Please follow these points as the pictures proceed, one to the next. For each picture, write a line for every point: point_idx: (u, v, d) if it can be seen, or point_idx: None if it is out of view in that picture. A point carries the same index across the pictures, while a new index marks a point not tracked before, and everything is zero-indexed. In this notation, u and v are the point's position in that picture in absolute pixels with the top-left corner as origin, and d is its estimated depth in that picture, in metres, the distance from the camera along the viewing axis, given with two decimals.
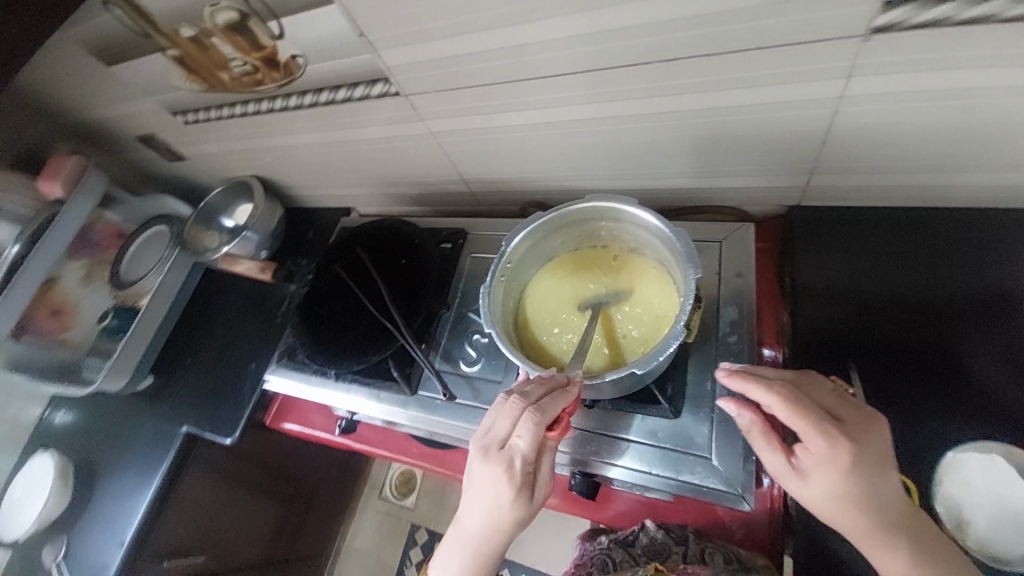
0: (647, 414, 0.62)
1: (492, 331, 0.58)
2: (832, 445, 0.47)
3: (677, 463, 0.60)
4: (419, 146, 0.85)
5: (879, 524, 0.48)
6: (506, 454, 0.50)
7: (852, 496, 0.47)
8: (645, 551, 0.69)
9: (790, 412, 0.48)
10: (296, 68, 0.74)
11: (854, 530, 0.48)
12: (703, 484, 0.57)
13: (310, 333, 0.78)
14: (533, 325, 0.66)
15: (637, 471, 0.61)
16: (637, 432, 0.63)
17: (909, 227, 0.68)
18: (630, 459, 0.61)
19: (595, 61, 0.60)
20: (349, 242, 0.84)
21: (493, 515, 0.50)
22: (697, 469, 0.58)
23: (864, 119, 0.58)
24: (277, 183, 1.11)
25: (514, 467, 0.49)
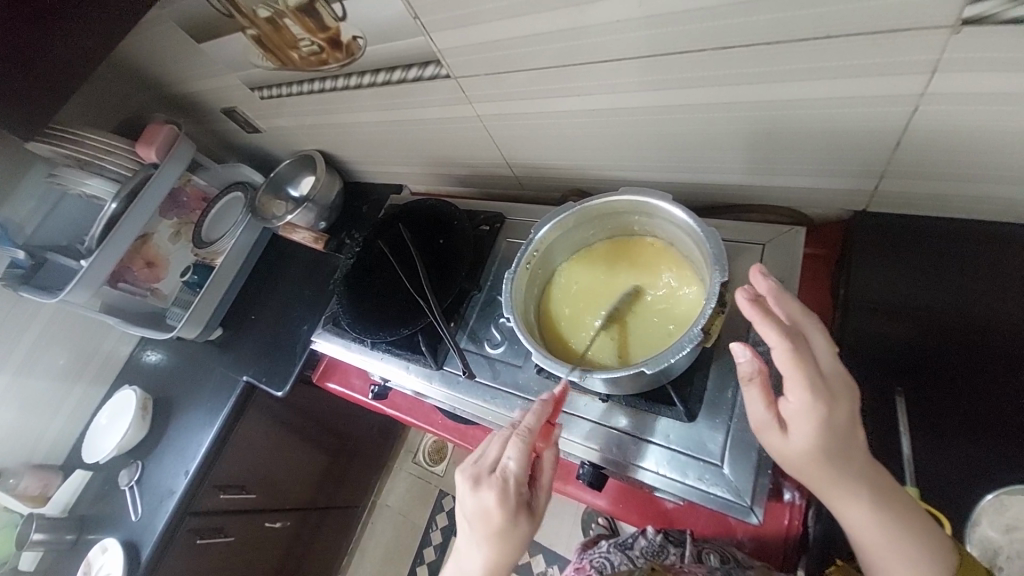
0: (660, 415, 0.61)
1: (512, 318, 0.61)
2: (816, 396, 0.44)
3: (686, 466, 0.59)
4: (466, 129, 0.87)
5: (857, 485, 0.45)
6: (500, 478, 0.53)
7: (830, 452, 0.44)
8: (642, 553, 0.72)
9: (787, 357, 0.44)
10: (357, 49, 0.78)
11: (829, 487, 0.45)
12: (710, 491, 0.57)
13: (351, 302, 0.83)
14: (557, 317, 0.66)
15: (645, 468, 0.61)
16: (648, 431, 0.62)
17: (988, 243, 0.61)
18: (641, 457, 0.61)
19: (644, 46, 0.58)
20: (394, 219, 0.89)
21: (495, 533, 0.52)
22: (705, 475, 0.58)
23: (946, 121, 0.51)
24: (338, 157, 1.18)
25: (507, 489, 0.52)
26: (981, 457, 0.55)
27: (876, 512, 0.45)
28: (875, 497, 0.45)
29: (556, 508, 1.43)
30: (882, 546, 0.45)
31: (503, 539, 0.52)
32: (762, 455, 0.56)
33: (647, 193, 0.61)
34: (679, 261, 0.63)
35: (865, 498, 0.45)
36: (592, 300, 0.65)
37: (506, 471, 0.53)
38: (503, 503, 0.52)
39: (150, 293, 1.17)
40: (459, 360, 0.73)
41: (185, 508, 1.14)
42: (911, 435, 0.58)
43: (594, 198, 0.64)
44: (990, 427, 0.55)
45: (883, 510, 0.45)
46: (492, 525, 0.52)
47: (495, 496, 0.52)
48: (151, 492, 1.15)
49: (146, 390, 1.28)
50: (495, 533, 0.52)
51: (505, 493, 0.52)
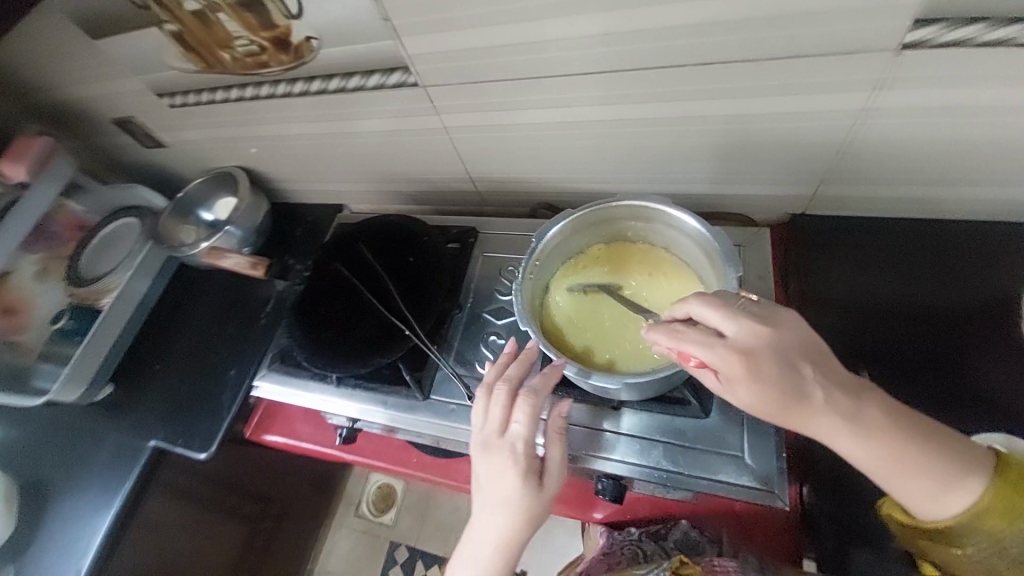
0: (677, 414, 0.61)
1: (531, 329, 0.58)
2: (726, 360, 0.45)
3: (709, 463, 0.59)
4: (429, 142, 0.83)
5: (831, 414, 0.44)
6: (509, 442, 0.54)
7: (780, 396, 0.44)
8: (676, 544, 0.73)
9: (673, 337, 0.47)
10: (307, 51, 0.71)
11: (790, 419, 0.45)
12: (737, 482, 0.57)
13: (309, 335, 0.72)
14: (560, 322, 0.64)
15: (669, 472, 0.59)
16: (665, 433, 0.62)
17: (915, 236, 0.71)
18: (662, 459, 0.60)
19: (628, 60, 0.61)
20: (353, 239, 0.80)
21: (508, 496, 0.53)
22: (730, 468, 0.58)
23: (881, 132, 0.60)
24: (266, 175, 1.05)
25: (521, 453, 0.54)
26: (944, 418, 0.61)
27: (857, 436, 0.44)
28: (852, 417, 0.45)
29: None
30: (885, 469, 0.44)
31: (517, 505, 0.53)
32: (776, 443, 0.58)
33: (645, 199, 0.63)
34: (675, 262, 0.65)
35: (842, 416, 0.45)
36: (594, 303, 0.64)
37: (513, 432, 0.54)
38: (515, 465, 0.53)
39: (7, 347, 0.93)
40: (459, 387, 0.67)
41: None
42: None
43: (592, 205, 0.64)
44: (941, 391, 0.63)
45: (870, 436, 0.44)
46: (507, 491, 0.53)
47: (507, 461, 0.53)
48: None
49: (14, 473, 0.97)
50: (509, 497, 0.53)
51: (515, 461, 0.53)
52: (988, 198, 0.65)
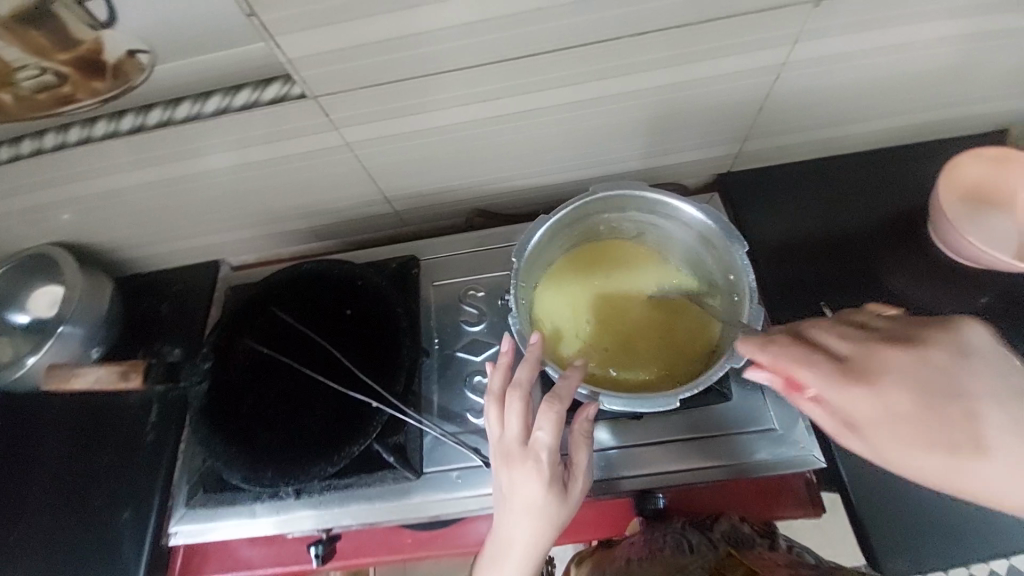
0: (707, 405, 0.60)
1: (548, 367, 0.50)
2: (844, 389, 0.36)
3: (748, 446, 0.59)
4: (330, 166, 0.67)
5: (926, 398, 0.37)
6: (535, 454, 0.46)
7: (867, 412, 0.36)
8: (725, 537, 0.61)
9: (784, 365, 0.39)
10: (135, 71, 0.53)
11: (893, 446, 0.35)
12: (779, 456, 0.58)
13: (242, 448, 0.56)
14: (572, 348, 0.57)
15: (711, 468, 0.58)
16: (695, 427, 0.60)
17: (828, 173, 0.77)
18: (703, 456, 0.59)
19: (561, 37, 0.54)
20: (263, 305, 0.63)
21: (535, 509, 0.46)
22: (769, 445, 0.58)
23: (798, 82, 0.63)
24: (99, 246, 0.78)
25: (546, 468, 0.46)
26: None
27: (997, 395, 0.34)
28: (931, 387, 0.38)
29: None
30: None
31: (546, 518, 0.47)
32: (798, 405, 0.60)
33: (615, 188, 0.58)
34: (655, 249, 0.62)
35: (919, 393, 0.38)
36: (600, 318, 0.59)
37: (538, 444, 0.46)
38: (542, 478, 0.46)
39: None
40: (461, 450, 0.57)
41: None
42: None
43: (561, 207, 0.57)
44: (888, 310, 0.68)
45: None
46: (532, 509, 0.46)
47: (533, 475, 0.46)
48: None
49: None
50: (534, 513, 0.47)
51: (541, 476, 0.46)
52: (876, 131, 0.74)
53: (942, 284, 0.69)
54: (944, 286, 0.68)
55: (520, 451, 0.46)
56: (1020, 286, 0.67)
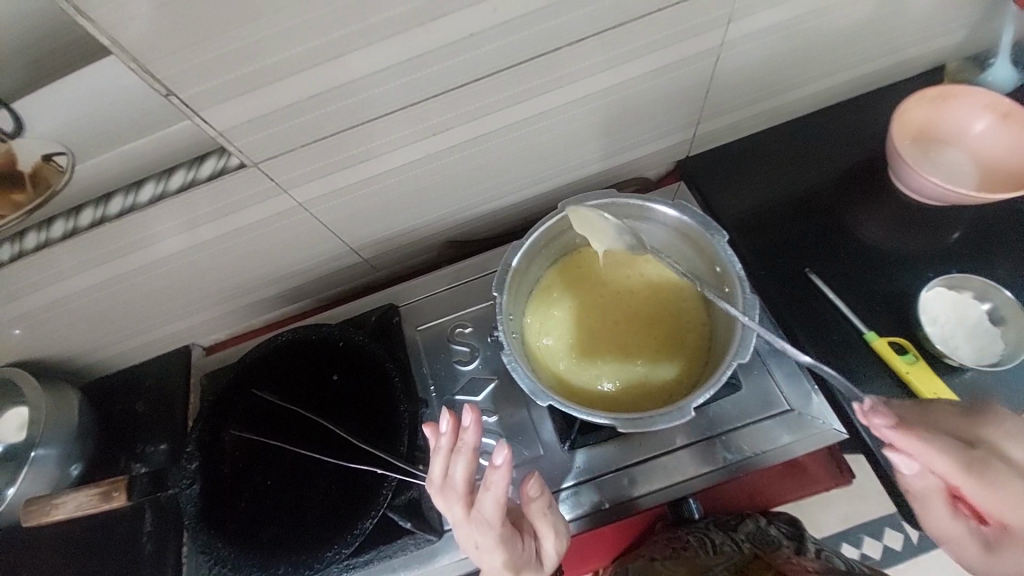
0: (715, 401, 0.59)
1: (552, 400, 0.48)
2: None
3: (765, 433, 0.58)
4: (287, 230, 0.65)
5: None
6: (486, 550, 0.48)
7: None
8: (749, 538, 0.67)
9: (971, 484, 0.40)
10: (56, 176, 0.48)
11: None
12: (796, 437, 0.57)
13: (248, 545, 0.52)
14: (580, 370, 0.56)
15: (727, 465, 0.58)
16: (709, 425, 0.59)
17: (784, 140, 0.77)
18: (724, 451, 0.58)
19: (496, 60, 0.53)
20: (240, 387, 0.59)
21: None
22: (784, 428, 0.58)
23: (738, 60, 0.63)
24: (51, 358, 0.73)
25: (505, 558, 0.49)
26: (887, 284, 0.66)
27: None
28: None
29: None
30: None
31: None
32: (805, 387, 0.59)
33: (582, 200, 0.57)
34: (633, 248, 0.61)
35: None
36: (599, 331, 0.57)
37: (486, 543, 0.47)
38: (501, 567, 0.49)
39: None
40: None
41: None
42: (843, 297, 0.66)
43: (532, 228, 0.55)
44: (871, 263, 0.68)
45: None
46: None
47: (490, 565, 0.49)
48: None
49: None
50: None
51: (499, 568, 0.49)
52: (820, 90, 0.74)
53: (917, 229, 0.69)
54: (919, 230, 0.69)
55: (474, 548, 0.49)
56: (989, 215, 0.68)
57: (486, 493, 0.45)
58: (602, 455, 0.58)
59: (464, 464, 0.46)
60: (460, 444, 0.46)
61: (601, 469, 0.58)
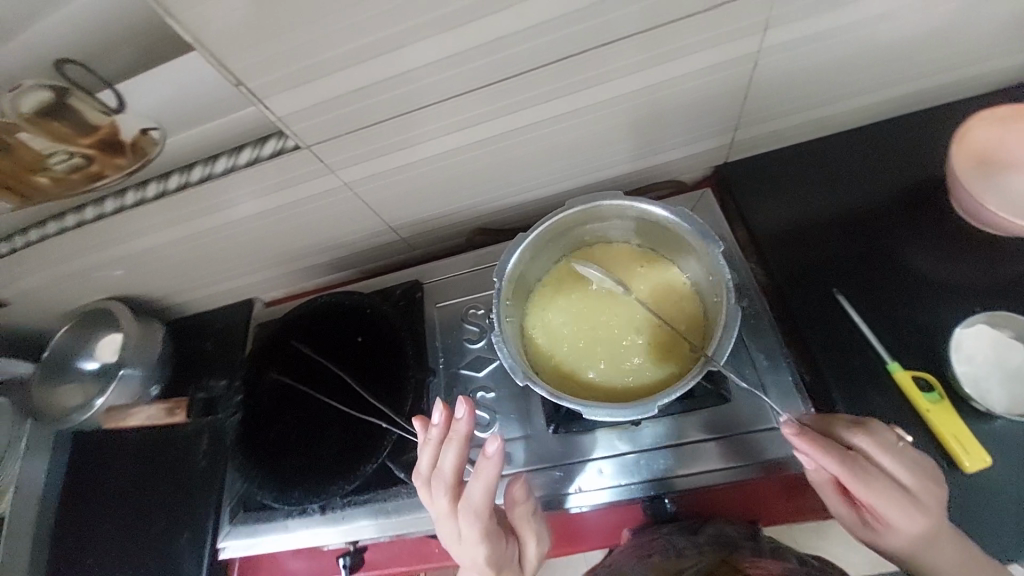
0: (702, 409, 0.59)
1: (531, 383, 0.51)
2: (905, 518, 0.47)
3: (750, 446, 0.57)
4: (333, 206, 0.73)
5: (932, 521, 0.47)
6: (472, 549, 0.50)
7: (933, 497, 0.47)
8: (714, 537, 0.61)
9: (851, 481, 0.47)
10: (151, 146, 0.58)
11: (890, 498, 0.46)
12: (782, 456, 0.56)
13: (273, 468, 0.62)
14: (568, 363, 0.57)
15: (708, 474, 0.57)
16: (697, 431, 0.59)
17: (831, 152, 0.74)
18: (706, 459, 0.58)
19: (523, 61, 0.56)
20: (281, 337, 0.69)
21: None
22: (771, 445, 0.57)
23: (778, 68, 0.61)
24: (145, 297, 0.88)
25: (488, 556, 0.51)
26: (921, 314, 0.62)
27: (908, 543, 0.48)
28: (900, 462, 0.48)
29: None
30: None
31: None
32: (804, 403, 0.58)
33: (592, 198, 0.59)
34: (639, 251, 0.62)
35: (906, 453, 0.48)
36: (592, 327, 0.58)
37: (472, 539, 0.50)
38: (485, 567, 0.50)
39: None
40: None
41: None
42: (870, 323, 0.63)
43: (541, 222, 0.58)
44: (908, 290, 0.64)
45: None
46: None
47: (474, 562, 0.51)
48: None
49: None
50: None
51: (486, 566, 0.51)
52: (878, 102, 0.69)
53: (969, 258, 0.64)
54: (972, 260, 0.64)
55: (462, 543, 0.51)
56: None
57: (476, 484, 0.48)
58: (587, 444, 0.61)
59: (454, 457, 0.49)
60: (451, 436, 0.50)
61: (583, 458, 0.61)
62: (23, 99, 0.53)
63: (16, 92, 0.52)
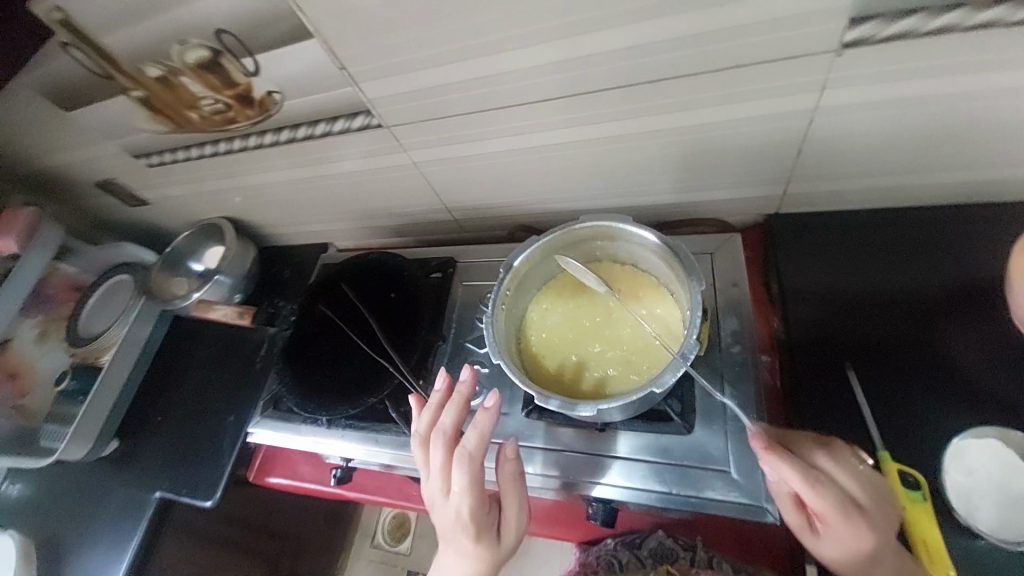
0: (660, 433, 0.63)
1: (501, 361, 0.58)
2: (859, 530, 0.48)
3: (697, 480, 0.59)
4: (400, 178, 0.84)
5: (882, 540, 0.48)
6: (458, 499, 0.53)
7: (886, 521, 0.49)
8: (652, 555, 0.70)
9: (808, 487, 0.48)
10: (273, 104, 0.73)
11: (846, 508, 0.48)
12: (727, 498, 0.57)
13: (299, 379, 0.75)
14: (542, 355, 0.64)
15: (653, 494, 0.60)
16: (655, 453, 0.62)
17: (891, 225, 0.71)
18: (651, 480, 0.61)
19: (578, 84, 0.61)
20: (334, 278, 0.82)
21: (464, 552, 0.53)
22: (718, 485, 0.58)
23: (836, 130, 0.60)
24: (247, 221, 1.07)
25: (472, 511, 0.53)
26: (930, 411, 0.60)
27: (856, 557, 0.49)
28: (861, 483, 0.50)
29: (541, 558, 1.39)
30: None
31: (476, 562, 0.52)
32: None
33: (607, 218, 0.64)
34: (639, 274, 0.66)
35: (863, 470, 0.51)
36: (571, 329, 0.65)
37: (460, 489, 0.53)
38: (466, 521, 0.53)
39: (14, 411, 1.00)
40: None
41: None
42: (872, 407, 0.62)
43: (556, 230, 0.65)
44: (926, 383, 0.62)
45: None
46: (466, 552, 0.53)
47: (458, 518, 0.53)
48: None
49: (25, 531, 0.97)
50: (471, 559, 0.53)
51: (470, 521, 0.53)
52: (954, 183, 0.65)
53: (1011, 368, 0.59)
54: (1014, 371, 0.59)
55: (449, 498, 0.54)
56: None
57: (472, 430, 0.55)
58: (555, 435, 0.67)
59: (455, 410, 0.58)
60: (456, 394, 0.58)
61: (548, 445, 0.66)
62: (188, 53, 0.67)
63: (185, 48, 0.67)
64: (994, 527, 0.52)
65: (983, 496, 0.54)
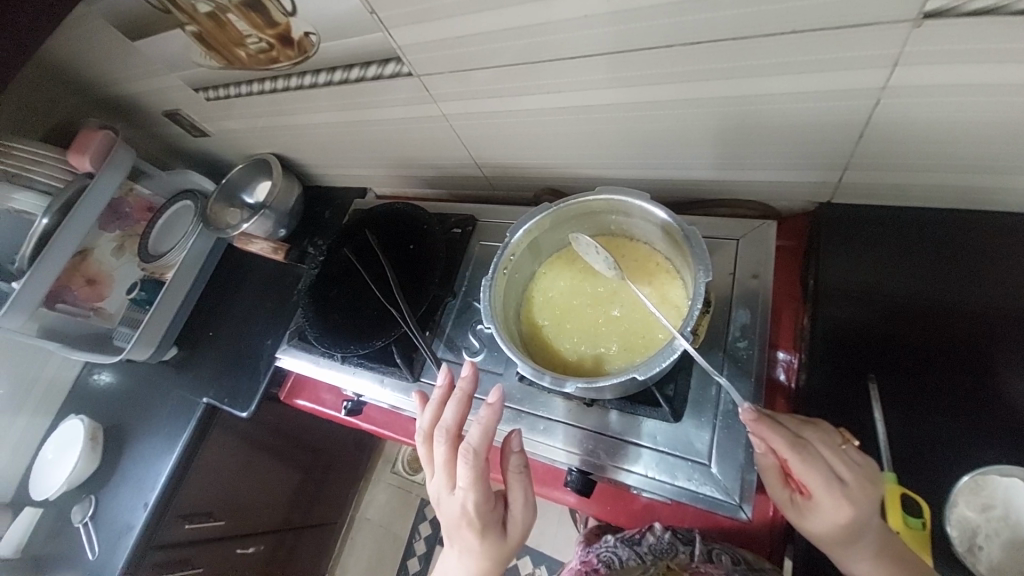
0: (648, 417, 0.62)
1: (492, 327, 0.59)
2: (838, 504, 0.46)
3: (674, 468, 0.60)
4: (431, 129, 0.84)
5: (862, 516, 0.46)
6: (459, 497, 0.51)
7: (867, 499, 0.46)
8: (650, 551, 0.68)
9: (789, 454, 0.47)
10: (310, 46, 0.74)
11: (827, 481, 0.46)
12: (699, 490, 0.58)
13: (319, 315, 0.80)
14: (542, 324, 0.65)
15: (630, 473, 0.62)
16: (638, 435, 0.63)
17: (959, 230, 0.62)
18: (628, 459, 0.62)
19: (611, 43, 0.57)
20: (360, 225, 0.86)
21: (468, 547, 0.52)
22: (693, 475, 0.59)
23: (904, 115, 0.52)
24: (293, 159, 1.12)
25: (475, 508, 0.51)
26: (949, 438, 0.55)
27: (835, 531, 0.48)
28: (845, 461, 0.47)
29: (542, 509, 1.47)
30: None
31: (480, 557, 0.51)
32: (747, 452, 0.58)
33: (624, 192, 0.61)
34: (653, 254, 0.64)
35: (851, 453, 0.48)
36: (574, 301, 0.65)
37: (463, 487, 0.51)
38: (467, 517, 0.51)
39: (92, 312, 1.11)
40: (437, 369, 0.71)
41: (147, 542, 1.02)
42: (887, 423, 0.58)
43: (569, 199, 0.63)
44: (954, 408, 0.56)
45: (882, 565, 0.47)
46: (471, 547, 0.51)
47: (460, 515, 0.51)
48: (109, 528, 1.02)
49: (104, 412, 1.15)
50: (475, 553, 0.51)
51: (474, 517, 0.51)
52: None
53: None
54: None
55: (452, 494, 0.52)
56: None
57: (474, 426, 0.52)
58: (546, 403, 0.68)
59: (457, 406, 0.55)
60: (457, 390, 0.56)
61: (538, 412, 0.68)
62: None
63: None
64: (993, 567, 0.50)
65: (990, 535, 0.51)
